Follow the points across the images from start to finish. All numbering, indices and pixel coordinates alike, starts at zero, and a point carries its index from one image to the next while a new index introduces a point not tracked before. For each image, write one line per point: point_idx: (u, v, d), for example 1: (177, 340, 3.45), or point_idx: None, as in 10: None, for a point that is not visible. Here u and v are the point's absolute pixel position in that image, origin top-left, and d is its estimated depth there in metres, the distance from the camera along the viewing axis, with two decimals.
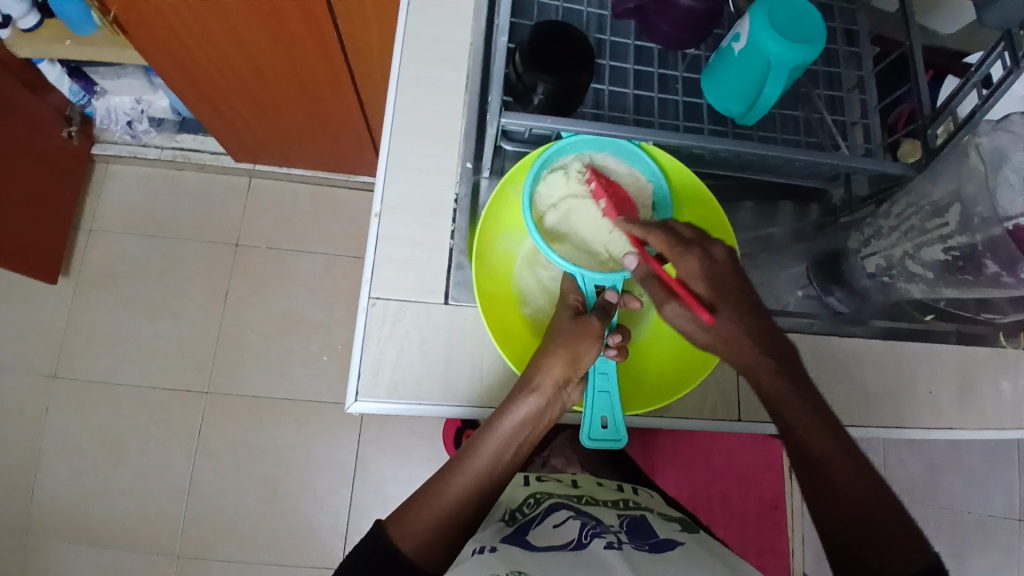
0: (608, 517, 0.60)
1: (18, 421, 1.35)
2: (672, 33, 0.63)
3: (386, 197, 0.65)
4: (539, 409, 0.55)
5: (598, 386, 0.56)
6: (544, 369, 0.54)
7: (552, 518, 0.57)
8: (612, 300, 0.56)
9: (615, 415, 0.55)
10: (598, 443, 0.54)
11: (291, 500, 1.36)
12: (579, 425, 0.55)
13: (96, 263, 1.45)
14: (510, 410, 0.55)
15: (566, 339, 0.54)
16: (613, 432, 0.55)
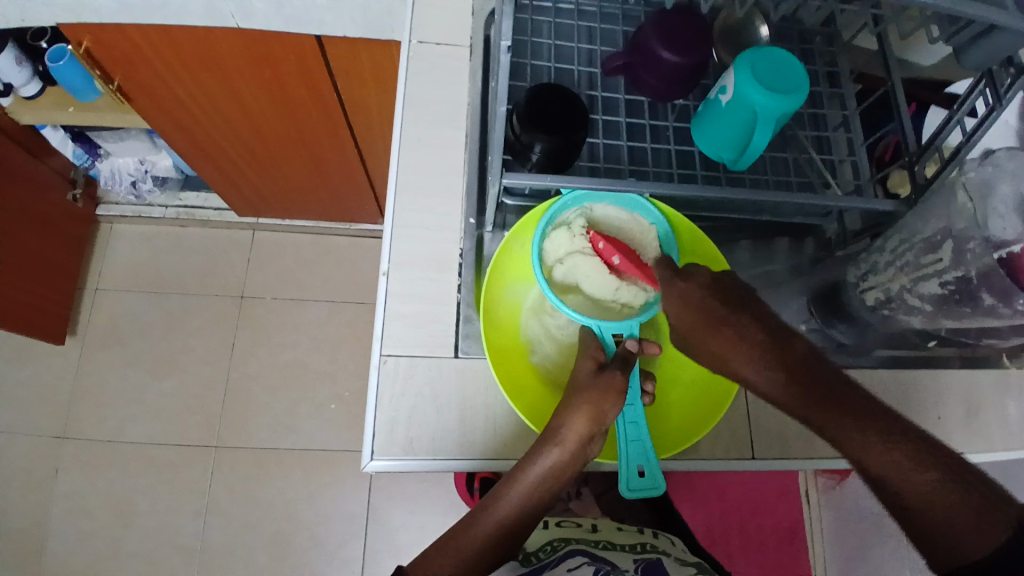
0: (623, 562, 0.61)
1: (26, 485, 1.34)
2: (659, 87, 0.66)
3: (393, 255, 0.66)
4: (562, 465, 0.54)
5: (629, 436, 0.54)
6: (568, 423, 0.53)
7: (567, 563, 0.58)
8: (632, 349, 0.55)
9: (652, 462, 0.53)
10: (639, 494, 0.51)
11: (302, 553, 1.34)
12: (617, 476, 0.52)
13: (102, 322, 1.46)
14: (532, 465, 0.54)
15: (586, 394, 0.53)
16: (651, 480, 0.52)
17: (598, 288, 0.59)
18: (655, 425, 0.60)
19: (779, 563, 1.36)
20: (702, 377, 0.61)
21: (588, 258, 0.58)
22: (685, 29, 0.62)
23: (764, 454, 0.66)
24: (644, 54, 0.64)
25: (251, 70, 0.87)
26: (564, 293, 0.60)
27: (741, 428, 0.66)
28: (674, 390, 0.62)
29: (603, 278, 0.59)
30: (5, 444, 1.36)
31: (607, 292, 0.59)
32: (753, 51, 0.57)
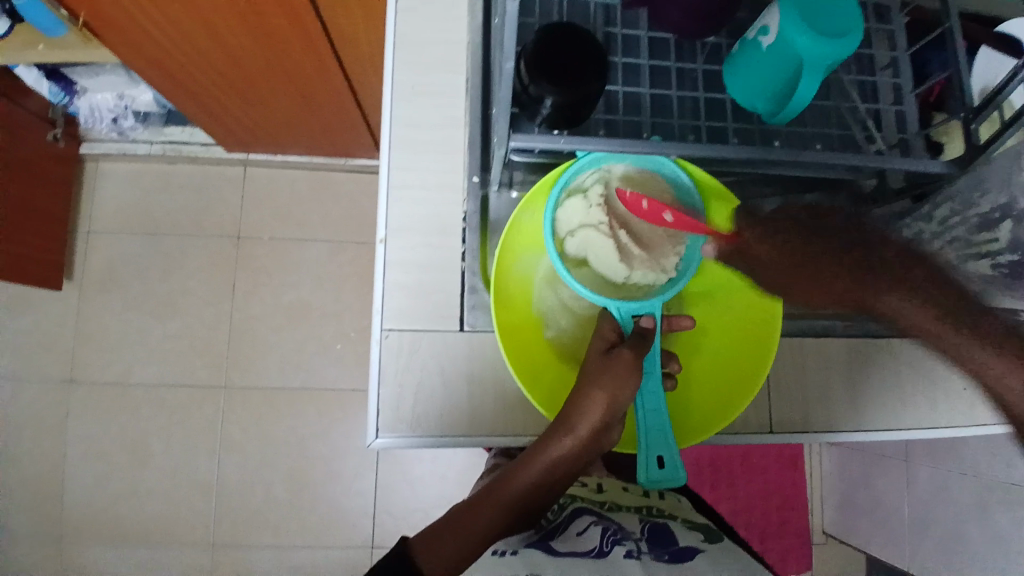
0: (630, 522, 0.62)
1: (40, 429, 1.36)
2: (683, 21, 0.57)
3: (391, 219, 0.61)
4: (580, 454, 0.53)
5: (651, 424, 0.53)
6: (582, 414, 0.52)
7: (576, 524, 0.60)
8: (648, 326, 0.54)
9: (671, 452, 0.52)
10: (659, 485, 0.51)
11: (318, 487, 1.38)
12: (635, 466, 0.52)
13: (98, 266, 1.42)
14: (548, 447, 0.54)
15: (604, 384, 0.52)
16: (672, 469, 0.52)
17: (612, 264, 0.55)
18: (677, 409, 0.59)
19: (778, 489, 1.37)
20: (725, 358, 0.60)
21: (602, 234, 0.54)
22: None
23: (782, 426, 0.65)
24: None
25: (226, 5, 0.78)
26: (577, 267, 0.56)
27: (760, 397, 0.65)
28: (695, 369, 0.60)
29: (617, 253, 0.55)
30: (14, 391, 1.37)
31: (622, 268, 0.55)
32: None
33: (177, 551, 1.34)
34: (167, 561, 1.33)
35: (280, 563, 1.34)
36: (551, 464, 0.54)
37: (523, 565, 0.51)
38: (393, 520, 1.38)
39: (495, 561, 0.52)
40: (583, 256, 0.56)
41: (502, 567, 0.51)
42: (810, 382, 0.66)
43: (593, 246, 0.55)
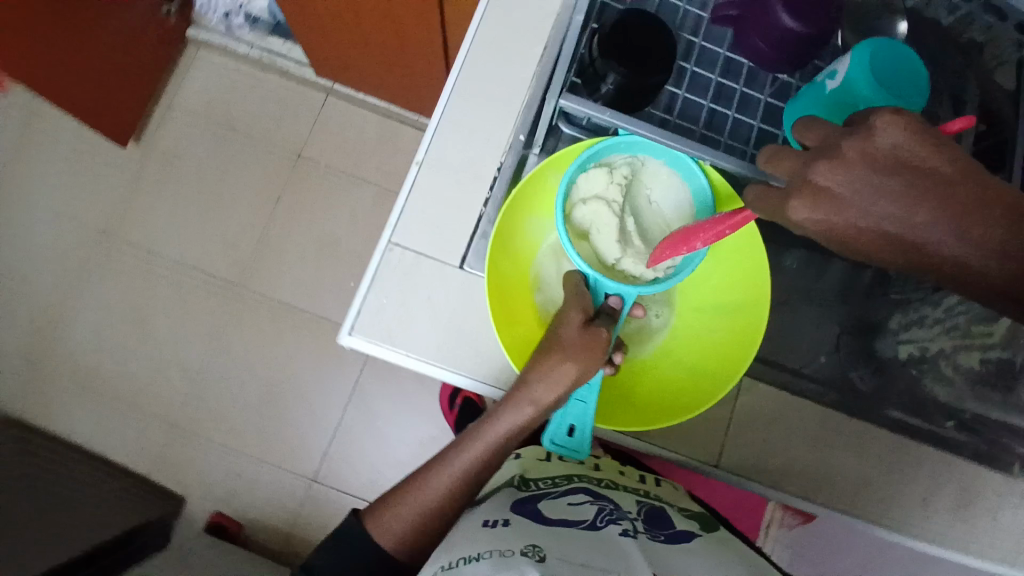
0: (626, 504, 0.62)
1: (60, 264, 1.42)
2: (764, 50, 0.58)
3: (432, 147, 0.64)
4: (524, 419, 0.59)
5: (577, 394, 0.57)
6: (541, 379, 0.56)
7: (569, 497, 0.59)
8: (616, 307, 0.57)
9: (583, 427, 0.57)
10: (560, 450, 0.57)
11: (286, 407, 1.39)
12: (545, 427, 0.58)
13: (166, 139, 1.49)
14: (494, 419, 0.62)
15: (564, 348, 0.54)
16: (576, 444, 0.57)
17: (609, 245, 0.57)
18: (622, 399, 0.61)
19: None
20: (690, 375, 0.60)
21: (610, 211, 0.56)
22: None
23: (729, 466, 0.65)
24: (763, 8, 0.56)
25: None
26: (577, 237, 0.57)
27: (717, 429, 0.65)
28: (661, 376, 0.62)
29: (617, 235, 0.56)
30: (51, 221, 1.44)
31: (616, 252, 0.57)
32: (879, 40, 0.50)
33: (138, 419, 1.37)
34: (126, 425, 1.37)
35: (225, 463, 1.36)
36: (489, 437, 0.63)
37: (518, 531, 0.51)
38: (343, 463, 1.37)
39: (485, 534, 0.51)
40: (587, 229, 0.57)
41: (494, 540, 0.49)
42: (773, 437, 0.65)
43: (599, 220, 0.56)
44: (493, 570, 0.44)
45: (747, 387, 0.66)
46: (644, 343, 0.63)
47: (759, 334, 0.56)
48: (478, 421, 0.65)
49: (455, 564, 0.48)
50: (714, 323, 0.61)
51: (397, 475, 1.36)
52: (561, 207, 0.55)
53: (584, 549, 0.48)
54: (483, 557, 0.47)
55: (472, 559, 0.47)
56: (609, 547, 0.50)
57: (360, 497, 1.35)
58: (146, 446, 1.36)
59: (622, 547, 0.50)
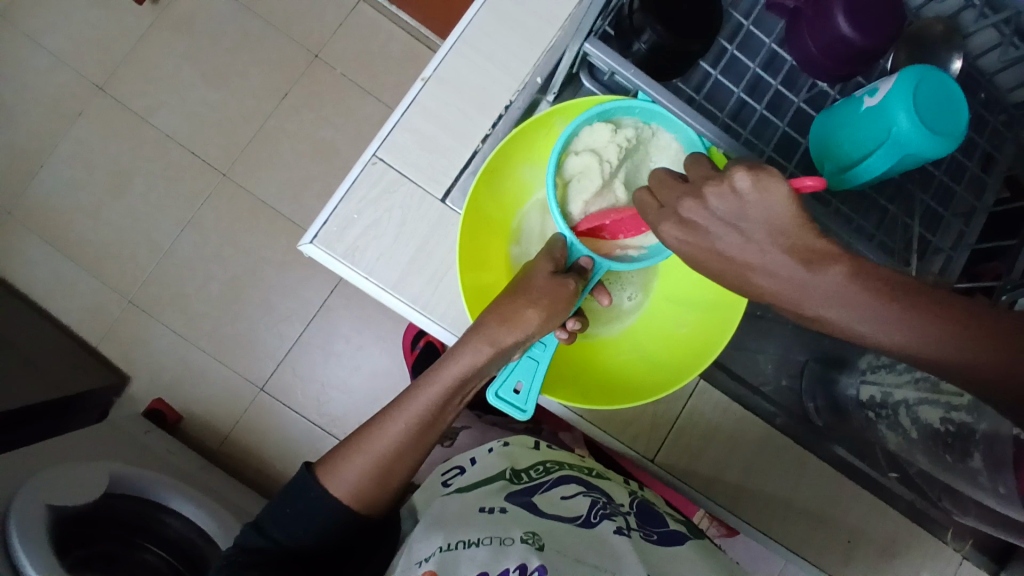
0: (619, 496, 0.67)
1: (45, 109, 1.36)
2: (813, 54, 0.54)
3: (443, 66, 0.60)
4: (484, 360, 0.55)
5: (531, 353, 0.55)
6: (503, 325, 0.53)
7: (561, 489, 0.64)
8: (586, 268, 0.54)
9: (532, 386, 0.54)
10: (500, 404, 0.54)
11: (248, 308, 1.36)
12: (491, 380, 0.54)
13: (181, 4, 1.39)
14: (455, 358, 0.56)
15: (528, 297, 0.52)
16: (521, 402, 0.54)
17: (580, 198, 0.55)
18: (575, 371, 0.59)
19: None
20: (651, 362, 0.59)
21: (600, 168, 0.53)
22: (879, 7, 0.51)
23: (664, 464, 0.65)
24: (819, 6, 0.52)
25: None
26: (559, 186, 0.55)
27: (661, 427, 0.65)
28: (618, 358, 0.60)
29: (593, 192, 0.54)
30: (45, 63, 1.36)
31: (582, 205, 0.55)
32: (929, 70, 0.47)
33: (97, 285, 1.34)
34: (83, 288, 1.33)
35: (175, 351, 1.34)
36: (448, 381, 0.57)
37: (513, 522, 0.57)
38: (292, 378, 1.35)
39: (482, 520, 0.57)
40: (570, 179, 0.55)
41: (492, 527, 0.56)
42: (712, 447, 0.65)
43: (586, 174, 0.54)
44: (494, 559, 0.51)
45: (702, 390, 0.65)
46: (610, 323, 0.61)
47: (726, 334, 0.55)
48: (432, 365, 0.60)
49: (451, 547, 0.54)
50: (684, 317, 0.59)
51: (344, 401, 1.35)
52: (557, 154, 0.52)
53: (576, 544, 0.54)
54: (483, 543, 0.54)
55: (472, 543, 0.54)
56: (602, 545, 0.55)
57: (303, 414, 1.34)
58: (98, 316, 1.33)
59: (615, 546, 0.55)
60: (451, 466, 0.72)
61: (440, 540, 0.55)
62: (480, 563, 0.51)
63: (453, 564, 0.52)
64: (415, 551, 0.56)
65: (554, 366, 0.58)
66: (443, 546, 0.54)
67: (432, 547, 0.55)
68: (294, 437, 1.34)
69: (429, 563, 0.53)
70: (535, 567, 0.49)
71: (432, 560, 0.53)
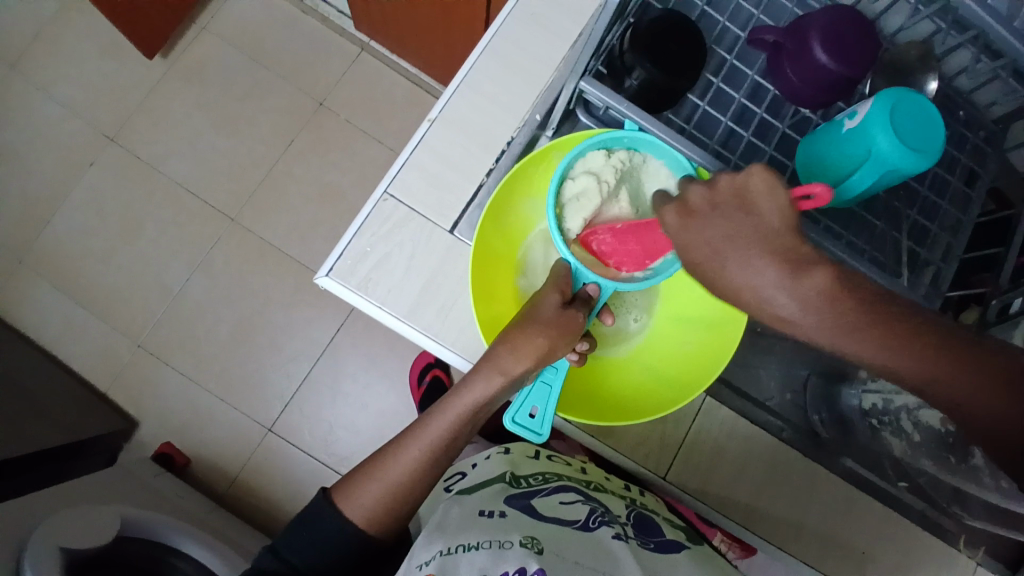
0: (617, 506, 0.65)
1: (61, 162, 1.41)
2: (795, 84, 0.58)
3: (447, 107, 0.64)
4: (496, 387, 0.57)
5: (544, 377, 0.56)
6: (514, 354, 0.55)
7: (560, 496, 0.63)
8: (592, 294, 0.57)
9: (547, 409, 0.56)
10: (518, 430, 0.55)
11: (256, 348, 1.38)
12: (507, 406, 0.55)
13: (193, 59, 1.46)
14: (466, 386, 0.58)
15: (537, 324, 0.54)
16: (537, 425, 0.55)
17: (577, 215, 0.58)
18: (583, 394, 0.60)
19: None
20: (657, 380, 0.61)
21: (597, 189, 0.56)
22: (852, 39, 0.55)
23: (676, 481, 0.66)
24: (798, 39, 0.56)
25: None
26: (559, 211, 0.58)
27: (670, 445, 0.66)
28: (626, 380, 0.62)
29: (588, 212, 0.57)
30: (61, 119, 1.42)
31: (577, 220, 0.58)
32: (905, 92, 0.50)
33: (108, 329, 1.36)
34: (95, 333, 1.35)
35: (184, 394, 1.35)
36: (462, 408, 0.59)
37: (512, 526, 0.56)
38: (300, 415, 1.36)
39: (481, 525, 0.57)
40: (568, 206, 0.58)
41: (491, 530, 0.56)
42: (722, 465, 0.66)
43: (582, 197, 0.57)
44: (493, 562, 0.51)
45: (709, 408, 0.66)
46: (618, 345, 0.63)
47: (728, 352, 0.56)
48: (445, 393, 0.61)
49: (453, 550, 0.54)
50: (687, 336, 0.61)
51: (353, 438, 1.35)
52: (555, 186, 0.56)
53: (575, 549, 0.54)
54: (483, 546, 0.53)
55: (472, 546, 0.54)
56: (600, 551, 0.54)
57: (312, 454, 1.35)
58: (110, 360, 1.35)
59: (614, 554, 0.54)
60: (454, 472, 0.75)
61: (440, 545, 0.55)
62: (480, 567, 0.51)
63: (453, 568, 0.52)
64: (416, 556, 0.56)
65: (567, 389, 0.60)
66: (444, 550, 0.54)
67: (432, 551, 0.55)
68: (302, 476, 1.34)
69: (430, 567, 0.53)
70: (534, 571, 0.48)
71: (433, 564, 0.53)
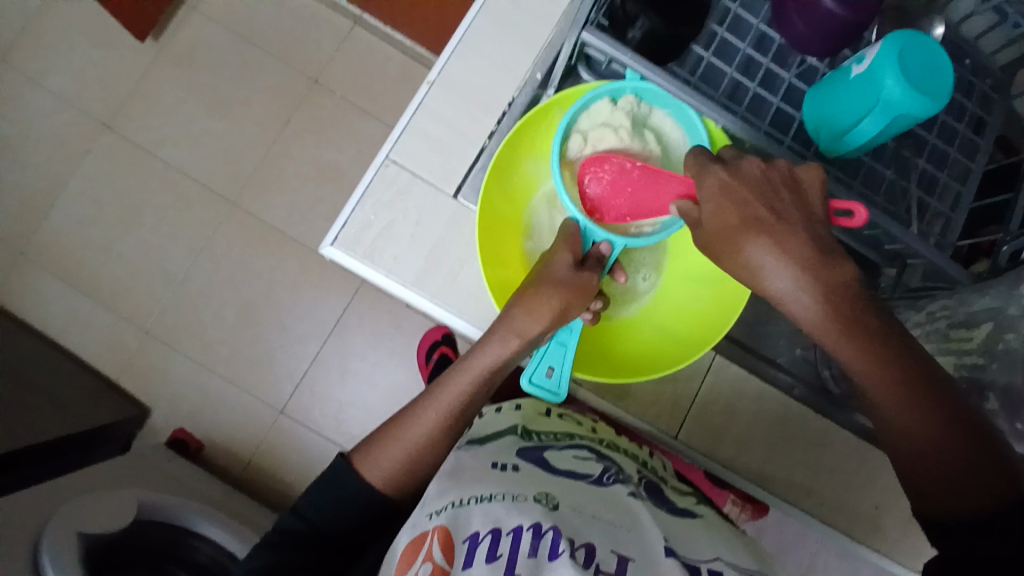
0: (628, 467, 0.64)
1: (57, 152, 1.39)
2: (802, 31, 0.56)
3: (446, 69, 0.63)
4: (513, 351, 0.57)
5: (559, 337, 0.57)
6: (530, 316, 0.55)
7: (573, 453, 0.62)
8: (604, 253, 0.56)
9: (563, 368, 0.56)
10: (535, 390, 0.55)
11: (262, 331, 1.38)
12: (524, 368, 0.56)
13: (183, 41, 1.43)
14: (481, 351, 0.58)
15: (553, 285, 0.54)
16: (554, 384, 0.56)
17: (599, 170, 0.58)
18: (594, 354, 0.60)
19: None
20: (670, 337, 0.60)
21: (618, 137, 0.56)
22: None
23: (687, 440, 0.66)
24: None
25: None
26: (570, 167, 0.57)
27: (682, 404, 0.66)
28: (630, 342, 0.61)
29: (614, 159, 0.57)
30: (55, 108, 1.40)
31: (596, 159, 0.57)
32: (915, 33, 0.49)
33: (113, 318, 1.36)
34: (101, 322, 1.36)
35: (193, 379, 1.36)
36: (477, 375, 0.59)
37: (526, 482, 0.54)
38: (309, 396, 1.37)
39: (494, 477, 0.55)
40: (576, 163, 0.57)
41: (505, 482, 0.54)
42: (731, 425, 0.66)
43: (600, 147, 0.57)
44: (508, 515, 0.49)
45: (719, 366, 0.66)
46: (628, 303, 0.62)
47: (740, 302, 0.56)
48: (458, 359, 0.61)
49: (466, 503, 0.51)
50: (698, 293, 0.60)
51: (364, 416, 1.36)
52: (560, 143, 0.55)
53: (593, 501, 0.53)
54: (497, 498, 0.51)
55: (484, 498, 0.51)
56: (620, 505, 0.53)
57: (322, 431, 1.35)
58: (117, 348, 1.35)
59: (632, 509, 0.53)
60: None
61: (452, 495, 0.53)
62: (494, 518, 0.49)
63: (464, 519, 0.50)
64: (427, 506, 0.53)
65: (583, 346, 0.60)
66: (456, 501, 0.52)
67: (443, 501, 0.53)
68: (315, 454, 1.35)
69: (441, 518, 0.51)
70: (549, 527, 0.47)
71: (443, 515, 0.51)
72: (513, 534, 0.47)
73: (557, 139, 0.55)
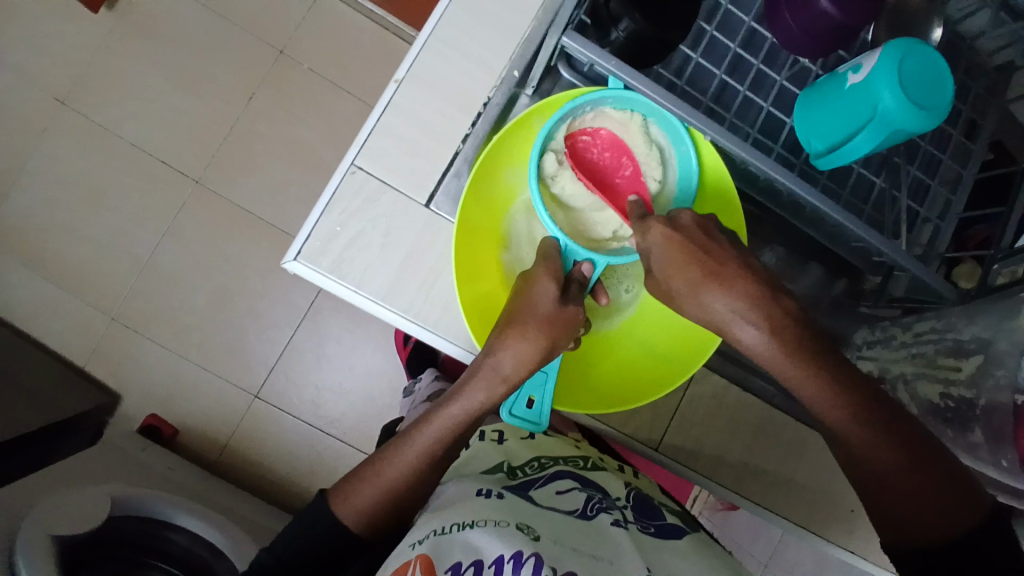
0: (614, 489, 0.63)
1: (9, 128, 1.31)
2: (795, 32, 0.53)
3: (416, 64, 0.58)
4: (496, 398, 0.55)
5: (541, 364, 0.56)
6: (509, 347, 0.53)
7: (556, 484, 0.60)
8: (586, 274, 0.54)
9: (542, 399, 0.56)
10: (517, 420, 0.56)
11: (236, 317, 1.34)
12: (506, 399, 0.56)
13: (139, 8, 1.33)
14: (460, 397, 0.56)
15: (535, 320, 0.52)
16: (536, 415, 0.57)
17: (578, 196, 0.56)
18: (572, 380, 0.59)
19: None
20: (655, 353, 0.59)
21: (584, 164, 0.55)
22: None
23: (668, 452, 0.65)
24: None
25: None
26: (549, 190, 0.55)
27: (662, 411, 0.65)
28: (608, 362, 0.60)
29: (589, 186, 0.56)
30: (4, 80, 1.30)
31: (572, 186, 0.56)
32: (913, 42, 0.46)
33: (79, 304, 1.31)
34: (66, 309, 1.30)
35: (167, 367, 1.32)
36: (458, 417, 0.57)
37: (508, 510, 0.53)
38: (286, 383, 1.34)
39: (476, 504, 0.54)
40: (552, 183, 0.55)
41: (488, 509, 0.52)
42: (710, 436, 0.66)
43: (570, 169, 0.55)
44: (490, 543, 0.48)
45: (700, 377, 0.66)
46: (610, 316, 0.61)
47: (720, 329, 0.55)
48: (439, 395, 0.60)
49: (447, 531, 0.50)
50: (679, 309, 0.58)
51: (343, 402, 1.35)
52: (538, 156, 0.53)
53: (575, 534, 0.52)
54: (478, 524, 0.50)
55: (467, 525, 0.50)
56: (602, 538, 0.52)
57: (301, 417, 1.34)
58: (85, 336, 1.30)
59: (616, 541, 0.52)
60: None
61: (434, 523, 0.52)
62: (475, 548, 0.48)
63: (446, 547, 0.48)
64: (409, 535, 0.52)
65: (563, 372, 0.59)
66: (438, 528, 0.51)
67: (425, 530, 0.52)
68: (295, 442, 1.34)
69: (423, 546, 0.50)
70: (529, 554, 0.46)
71: (426, 543, 0.50)
72: (495, 565, 0.46)
73: (534, 153, 0.53)
